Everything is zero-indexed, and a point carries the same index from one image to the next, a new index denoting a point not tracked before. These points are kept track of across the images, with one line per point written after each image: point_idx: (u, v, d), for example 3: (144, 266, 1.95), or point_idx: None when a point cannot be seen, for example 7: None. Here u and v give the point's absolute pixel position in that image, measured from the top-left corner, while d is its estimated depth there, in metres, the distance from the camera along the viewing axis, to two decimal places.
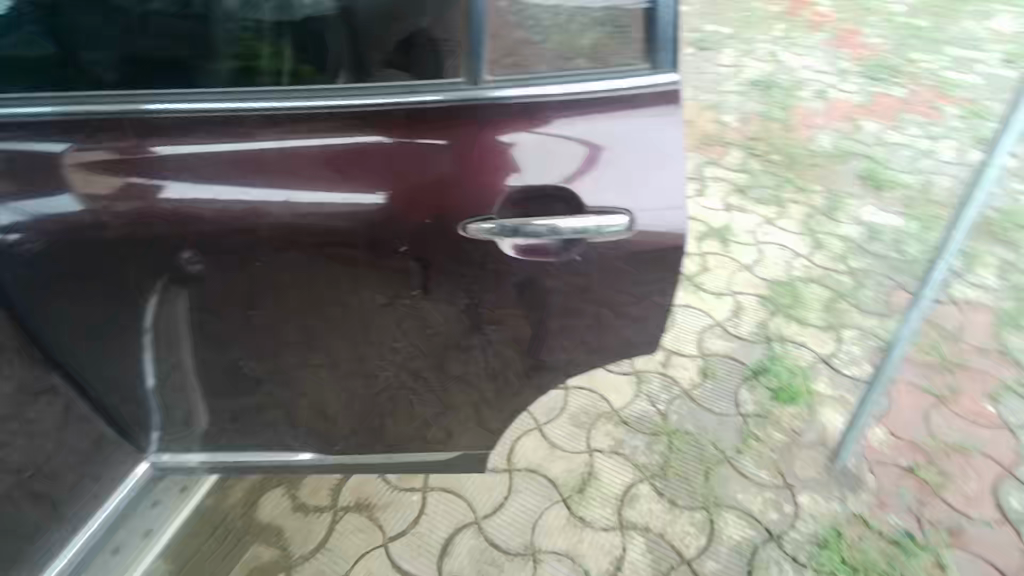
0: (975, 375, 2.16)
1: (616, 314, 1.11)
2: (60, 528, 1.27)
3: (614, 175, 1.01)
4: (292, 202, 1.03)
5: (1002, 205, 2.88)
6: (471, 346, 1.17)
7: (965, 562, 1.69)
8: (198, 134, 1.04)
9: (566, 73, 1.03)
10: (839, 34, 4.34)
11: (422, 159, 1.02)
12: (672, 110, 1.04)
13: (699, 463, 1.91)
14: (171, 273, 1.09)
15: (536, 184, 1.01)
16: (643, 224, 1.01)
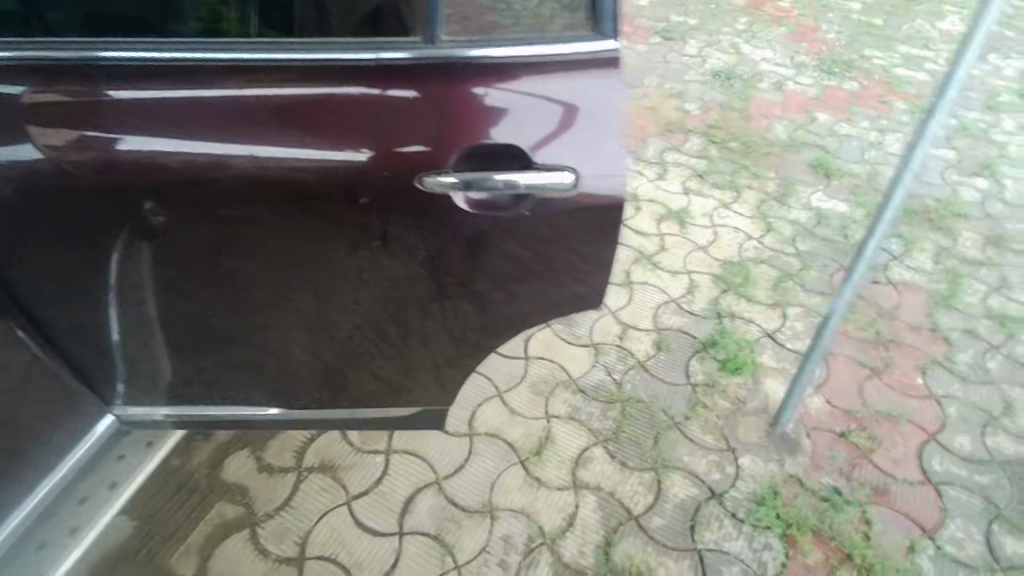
0: (908, 351, 2.31)
1: (562, 267, 1.19)
2: (33, 471, 1.35)
3: (560, 136, 1.07)
4: (257, 156, 1.08)
5: (941, 195, 3.06)
6: (429, 298, 1.24)
7: (888, 518, 1.83)
8: (159, 86, 1.08)
9: (521, 35, 1.08)
10: (798, 29, 4.50)
11: (385, 117, 1.08)
12: (612, 76, 1.11)
13: (650, 429, 2.01)
14: (134, 224, 1.14)
15: (490, 142, 1.08)
16: (585, 183, 1.09)
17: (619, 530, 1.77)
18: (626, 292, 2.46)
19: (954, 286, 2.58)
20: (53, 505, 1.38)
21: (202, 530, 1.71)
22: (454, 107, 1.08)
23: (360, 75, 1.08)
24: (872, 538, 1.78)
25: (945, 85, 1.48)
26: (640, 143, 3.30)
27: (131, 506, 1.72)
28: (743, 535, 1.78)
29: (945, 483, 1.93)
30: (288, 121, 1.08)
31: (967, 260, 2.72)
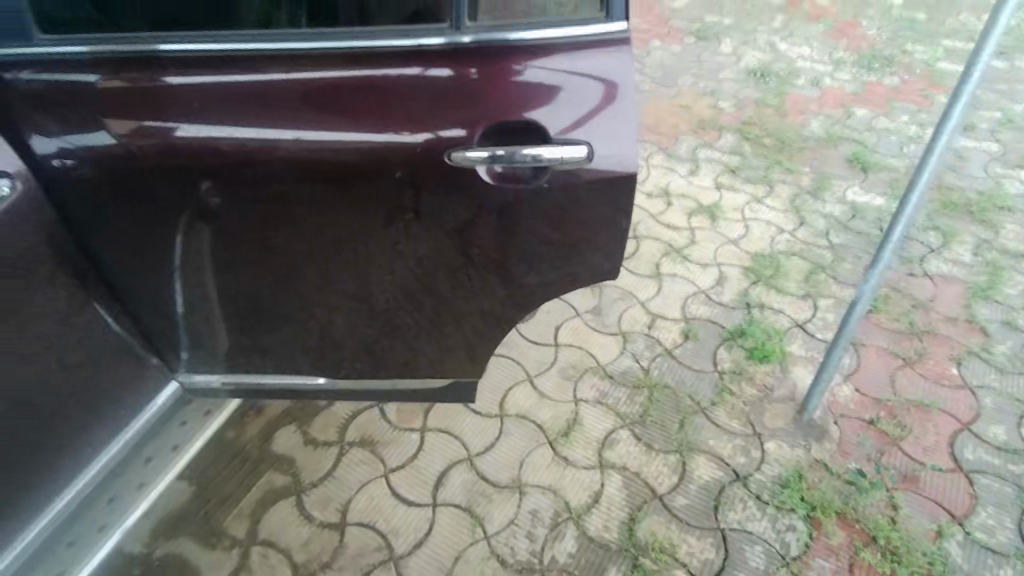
0: (943, 342, 2.30)
1: (580, 237, 1.30)
2: (99, 434, 1.45)
3: (576, 111, 1.19)
4: (303, 138, 1.21)
5: (983, 188, 3.00)
6: (459, 268, 1.35)
7: (915, 503, 1.84)
8: (212, 74, 1.22)
9: (541, 20, 1.22)
10: (837, 26, 4.46)
11: (416, 99, 1.20)
12: (623, 55, 1.24)
13: (676, 413, 2.07)
14: (194, 207, 1.28)
15: (512, 118, 1.19)
16: (598, 154, 1.20)
17: (643, 508, 1.83)
18: (655, 283, 2.52)
19: (994, 278, 2.54)
20: (117, 468, 1.48)
21: (254, 495, 1.87)
22: (480, 86, 1.20)
23: (392, 60, 1.21)
24: (898, 522, 1.79)
25: (970, 69, 1.53)
26: (673, 141, 3.34)
27: (191, 473, 1.89)
28: (768, 516, 1.81)
29: (977, 471, 1.92)
30: (329, 106, 1.21)
31: (1009, 253, 2.67)
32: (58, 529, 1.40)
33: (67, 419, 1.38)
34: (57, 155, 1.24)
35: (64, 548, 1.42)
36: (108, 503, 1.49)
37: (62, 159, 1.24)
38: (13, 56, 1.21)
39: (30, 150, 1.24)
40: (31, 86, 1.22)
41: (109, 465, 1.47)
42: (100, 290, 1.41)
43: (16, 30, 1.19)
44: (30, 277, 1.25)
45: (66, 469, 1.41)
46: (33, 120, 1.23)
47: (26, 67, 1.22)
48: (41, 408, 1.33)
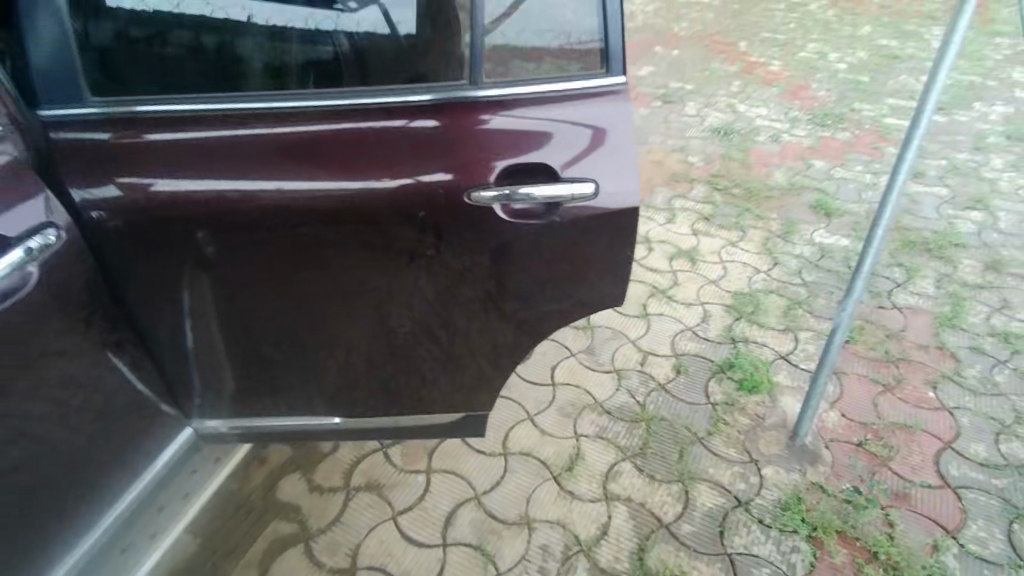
0: (917, 367, 2.43)
1: (587, 267, 1.40)
2: (119, 482, 1.43)
3: (582, 153, 1.32)
4: (283, 188, 1.29)
5: (937, 228, 3.23)
6: (477, 300, 1.43)
7: (910, 519, 1.91)
8: (195, 131, 1.31)
9: (548, 76, 1.36)
10: (789, 89, 4.84)
11: (392, 148, 1.32)
12: (623, 104, 1.36)
13: (674, 444, 2.13)
14: (194, 258, 1.34)
15: (526, 160, 1.31)
16: (604, 190, 1.32)
17: (651, 537, 1.86)
18: (644, 323, 2.63)
19: (957, 307, 2.71)
20: (133, 514, 1.46)
21: (261, 544, 1.85)
22: (487, 133, 1.33)
23: (371, 115, 1.33)
24: (896, 538, 1.85)
25: (916, 122, 1.73)
26: (650, 193, 3.55)
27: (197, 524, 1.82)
28: (772, 539, 1.86)
29: (964, 486, 2.01)
30: (311, 157, 1.31)
31: (968, 285, 2.86)
32: None
33: (89, 468, 1.34)
34: (87, 206, 1.28)
35: None
36: (122, 552, 1.46)
37: (90, 211, 1.28)
38: (62, 116, 1.29)
39: (71, 202, 1.28)
40: (71, 142, 1.29)
41: (129, 512, 1.45)
42: (126, 335, 1.39)
43: (74, 91, 1.28)
44: (64, 322, 1.22)
45: (88, 517, 1.37)
46: (63, 177, 1.27)
47: (70, 125, 1.30)
48: (68, 452, 1.29)
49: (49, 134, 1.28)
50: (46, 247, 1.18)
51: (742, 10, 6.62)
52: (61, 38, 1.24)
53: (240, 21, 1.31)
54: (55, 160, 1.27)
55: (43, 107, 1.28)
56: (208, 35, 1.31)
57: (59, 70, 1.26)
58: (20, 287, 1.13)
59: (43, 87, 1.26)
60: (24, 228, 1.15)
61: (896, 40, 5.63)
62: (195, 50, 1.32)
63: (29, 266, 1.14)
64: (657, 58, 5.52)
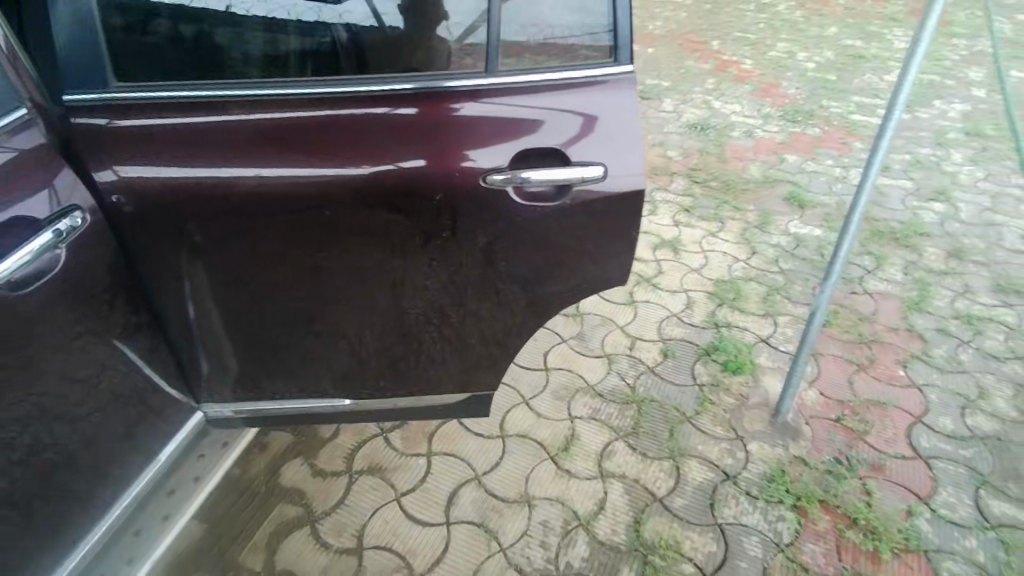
0: (888, 348, 2.57)
1: (594, 247, 1.48)
2: (133, 465, 1.42)
3: (591, 138, 1.38)
4: (262, 176, 1.34)
5: (903, 218, 3.39)
6: (487, 280, 1.50)
7: (886, 488, 2.03)
8: (178, 117, 1.34)
9: (559, 64, 1.41)
10: (761, 86, 5.00)
11: (370, 135, 1.36)
12: (630, 91, 1.41)
13: (665, 423, 2.22)
14: (190, 245, 1.38)
15: (537, 145, 1.38)
16: (613, 173, 1.39)
17: (646, 510, 1.95)
18: (631, 309, 2.72)
19: (924, 292, 2.87)
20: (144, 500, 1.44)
21: (267, 527, 1.88)
22: (498, 117, 1.38)
23: (360, 102, 1.37)
24: (874, 505, 1.97)
25: (888, 116, 1.84)
26: None
27: (202, 513, 1.89)
28: (759, 509, 1.96)
29: (934, 457, 2.14)
30: (297, 144, 1.35)
31: (933, 271, 3.02)
32: (90, 564, 1.34)
33: (104, 454, 1.35)
34: (109, 190, 1.31)
35: None
36: (136, 537, 1.43)
37: (110, 195, 1.31)
38: (82, 101, 1.30)
39: (95, 185, 1.30)
40: (89, 126, 1.31)
41: (139, 497, 1.43)
42: (144, 318, 1.41)
43: (97, 74, 1.30)
44: (75, 311, 1.24)
45: (103, 500, 1.37)
46: (86, 164, 1.30)
47: (87, 111, 1.31)
48: (88, 432, 1.31)
49: (68, 119, 1.30)
50: (73, 229, 1.23)
51: (714, 10, 6.79)
52: (85, 19, 1.27)
53: (220, 11, 1.35)
54: (75, 143, 1.30)
55: (68, 92, 1.29)
56: (186, 24, 1.34)
57: (83, 52, 1.28)
58: (51, 268, 1.19)
59: (67, 73, 1.28)
60: (51, 212, 1.21)
61: (861, 41, 5.85)
62: (173, 39, 1.34)
63: (58, 248, 1.21)
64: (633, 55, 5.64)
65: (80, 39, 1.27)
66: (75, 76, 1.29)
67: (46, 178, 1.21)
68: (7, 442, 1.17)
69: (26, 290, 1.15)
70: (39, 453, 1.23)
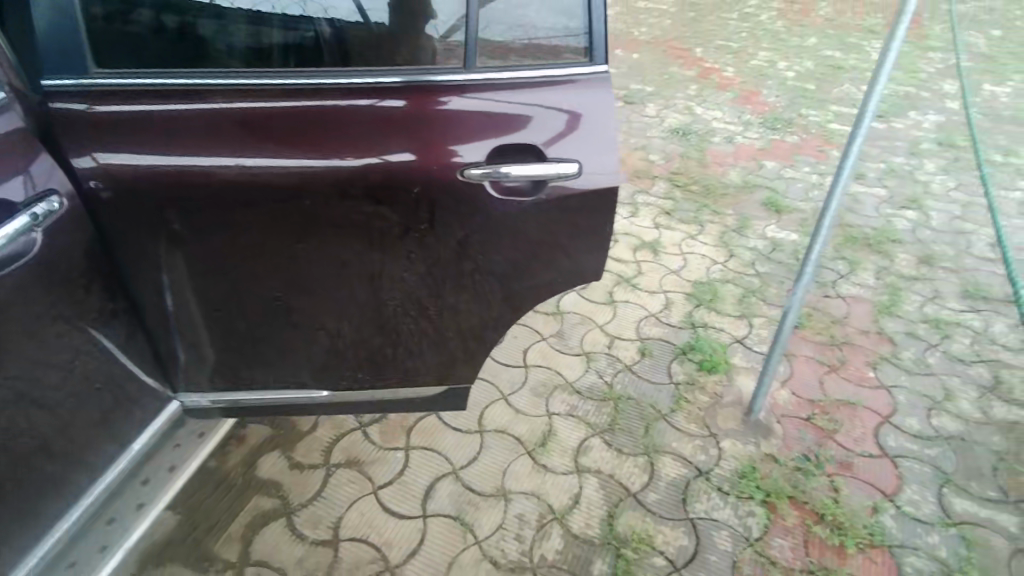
0: (858, 350, 2.64)
1: (570, 242, 1.52)
2: (106, 454, 1.42)
3: (568, 136, 1.42)
4: (244, 165, 1.35)
5: (877, 225, 3.48)
6: (465, 272, 1.53)
7: (853, 485, 2.08)
8: (157, 104, 1.35)
9: (538, 61, 1.45)
10: (742, 94, 5.09)
11: (355, 127, 1.38)
12: (605, 91, 1.46)
13: (640, 420, 2.26)
14: (169, 233, 1.39)
15: (515, 140, 1.41)
16: (588, 170, 1.43)
17: (620, 505, 1.98)
18: (610, 309, 2.76)
19: (895, 297, 2.95)
20: (116, 489, 1.44)
21: (243, 518, 1.88)
22: (479, 113, 1.41)
23: (341, 94, 1.40)
24: (841, 501, 2.03)
25: (859, 123, 1.89)
26: None
27: (176, 504, 1.89)
28: (730, 504, 2.00)
29: (900, 456, 2.20)
30: (277, 134, 1.36)
31: (904, 276, 3.10)
32: (61, 550, 1.34)
33: (79, 442, 1.35)
34: (87, 176, 1.31)
35: (64, 570, 1.34)
36: (110, 525, 1.43)
37: (88, 181, 1.31)
38: (61, 86, 1.32)
39: (73, 171, 1.31)
40: (65, 112, 1.31)
41: (111, 486, 1.42)
42: (120, 305, 1.41)
43: (76, 61, 1.31)
44: (51, 295, 1.25)
45: (76, 487, 1.37)
46: (63, 149, 1.30)
47: (66, 96, 1.32)
48: (64, 417, 1.32)
49: (47, 103, 1.31)
50: (50, 214, 1.24)
51: (698, 18, 6.90)
52: (66, 6, 1.28)
53: (204, 3, 1.37)
54: (55, 128, 1.31)
55: (45, 78, 1.31)
56: (169, 14, 1.35)
57: (63, 39, 1.29)
58: (26, 251, 1.19)
59: (46, 58, 1.29)
60: (27, 195, 1.21)
61: (840, 52, 5.97)
62: (155, 29, 1.35)
63: (34, 231, 1.21)
64: (618, 60, 5.70)
65: (60, 27, 1.28)
66: (55, 61, 1.30)
67: (23, 164, 1.21)
68: None
69: (2, 272, 1.15)
70: (14, 437, 1.23)
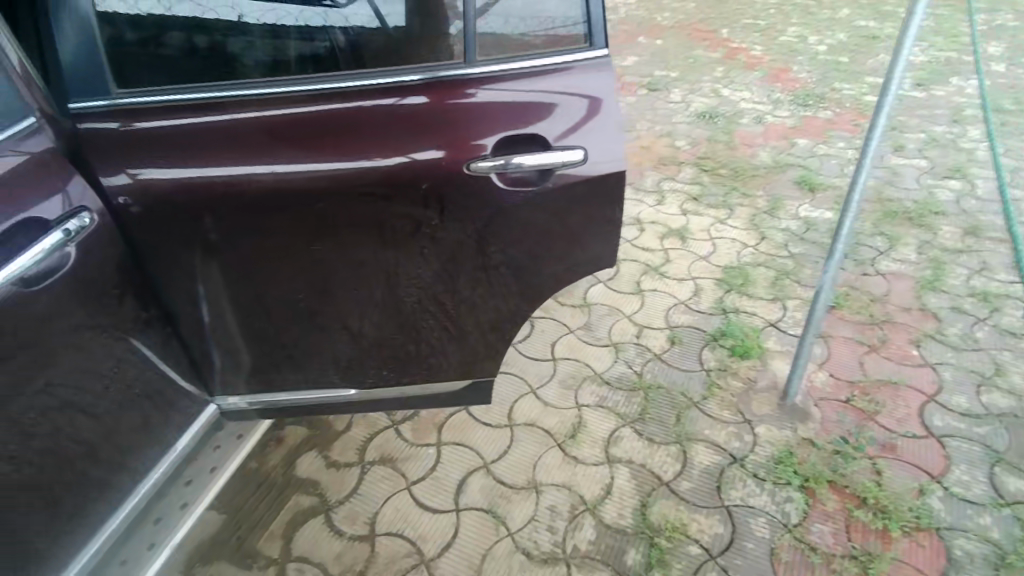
0: (900, 328, 2.54)
1: (582, 230, 1.54)
2: (149, 458, 1.49)
3: (574, 124, 1.43)
4: (276, 171, 1.40)
5: (918, 198, 3.34)
6: (479, 265, 1.56)
7: (897, 467, 2.02)
8: (182, 117, 1.41)
9: (542, 50, 1.46)
10: (771, 72, 4.95)
11: (377, 126, 1.42)
12: (606, 74, 1.46)
13: (671, 408, 2.23)
14: (198, 244, 1.45)
15: (519, 131, 1.43)
16: (593, 159, 1.45)
17: (652, 494, 1.96)
18: (638, 299, 2.74)
19: (938, 271, 2.82)
20: (160, 489, 1.50)
21: (284, 516, 1.95)
22: (495, 105, 1.43)
23: (362, 95, 1.43)
24: (884, 484, 1.96)
25: (885, 91, 1.82)
26: (639, 177, 3.66)
27: (219, 504, 1.97)
28: (767, 491, 1.96)
29: (948, 436, 2.11)
30: (298, 138, 1.41)
31: (948, 250, 2.97)
32: (112, 547, 1.40)
33: (123, 446, 1.42)
34: (117, 192, 1.38)
35: (115, 567, 1.40)
36: (156, 525, 1.49)
37: (118, 198, 1.39)
38: (87, 108, 1.40)
39: (102, 189, 1.38)
40: (92, 132, 1.39)
41: (155, 487, 1.49)
42: (155, 314, 1.48)
43: (97, 86, 1.39)
44: (87, 308, 1.32)
45: (122, 489, 1.44)
46: (92, 167, 1.38)
47: (93, 116, 1.40)
48: (109, 423, 1.39)
49: (76, 125, 1.39)
50: (81, 229, 1.31)
51: None
52: (87, 33, 1.36)
53: (231, 21, 1.43)
54: (83, 150, 1.38)
55: (72, 101, 1.39)
56: (199, 35, 1.43)
57: (85, 67, 1.37)
58: (61, 265, 1.27)
59: (71, 86, 1.38)
60: (60, 212, 1.29)
61: (874, 21, 5.75)
62: (187, 51, 1.43)
63: (68, 246, 1.28)
64: (640, 48, 5.63)
65: (81, 54, 1.37)
66: (81, 87, 1.39)
67: (58, 184, 1.30)
68: (31, 431, 1.24)
69: (37, 287, 1.22)
70: (63, 442, 1.30)
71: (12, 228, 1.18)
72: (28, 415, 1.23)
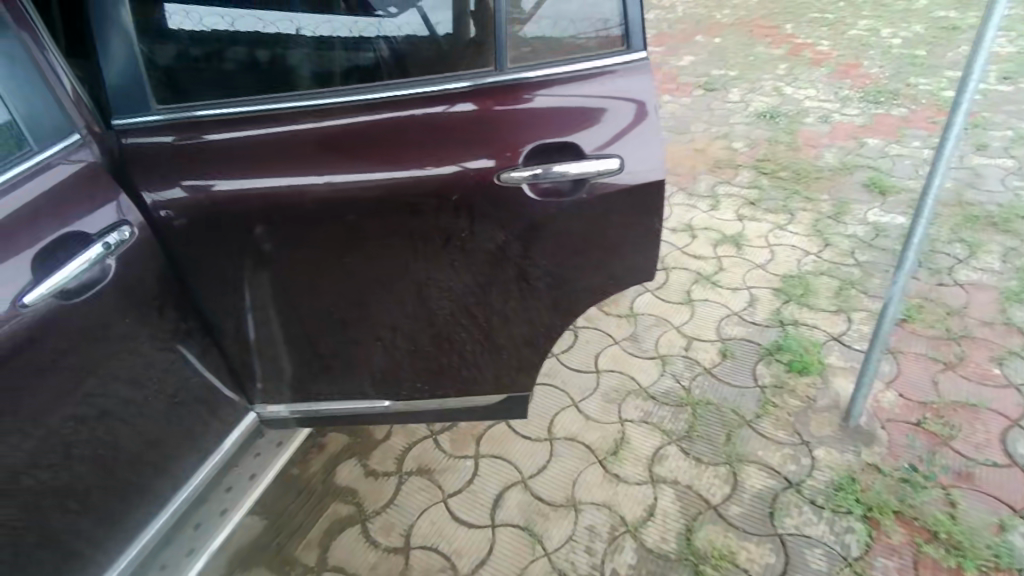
0: (981, 344, 2.32)
1: (621, 239, 1.47)
2: (189, 466, 1.51)
3: (612, 130, 1.38)
4: (332, 182, 1.39)
5: (1003, 201, 3.06)
6: (510, 277, 1.51)
7: (973, 498, 1.83)
8: (236, 130, 1.42)
9: (585, 54, 1.41)
10: (839, 68, 4.68)
11: (423, 135, 1.40)
12: (643, 79, 1.41)
13: (721, 427, 2.12)
14: (241, 254, 1.47)
15: (553, 139, 1.38)
16: (630, 167, 1.39)
17: (699, 518, 1.86)
18: (688, 309, 2.62)
19: None
20: (199, 496, 1.52)
21: (322, 524, 1.96)
22: (543, 110, 1.39)
23: (411, 103, 1.41)
24: (958, 516, 1.79)
25: (963, 87, 1.65)
26: (693, 181, 3.52)
27: (261, 511, 2.00)
28: (825, 519, 1.82)
29: None
30: (342, 149, 1.40)
31: None
32: (152, 551, 1.43)
33: (166, 454, 1.46)
34: (161, 206, 1.42)
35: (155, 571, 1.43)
36: (196, 530, 1.51)
37: (161, 211, 1.42)
38: (131, 124, 1.42)
39: (144, 204, 1.41)
40: (137, 147, 1.42)
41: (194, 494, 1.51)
42: (194, 325, 1.51)
43: (140, 101, 1.41)
44: (129, 318, 1.35)
45: (162, 496, 1.46)
46: (134, 184, 1.41)
47: (137, 131, 1.42)
48: (150, 432, 1.42)
49: (122, 140, 1.42)
50: (122, 242, 1.34)
51: None
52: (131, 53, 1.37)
53: (291, 34, 1.42)
54: (127, 167, 1.42)
55: (117, 118, 1.41)
56: (261, 49, 1.42)
57: (129, 85, 1.39)
58: (102, 278, 1.30)
59: (116, 104, 1.40)
60: (103, 226, 1.32)
61: (955, 11, 5.37)
62: (247, 65, 1.42)
63: (108, 260, 1.31)
64: (697, 47, 5.45)
65: (127, 73, 1.39)
66: (127, 103, 1.41)
67: (107, 197, 1.35)
68: (72, 439, 1.28)
69: (78, 299, 1.26)
70: (104, 450, 1.34)
71: (52, 243, 1.23)
72: (68, 425, 1.26)
